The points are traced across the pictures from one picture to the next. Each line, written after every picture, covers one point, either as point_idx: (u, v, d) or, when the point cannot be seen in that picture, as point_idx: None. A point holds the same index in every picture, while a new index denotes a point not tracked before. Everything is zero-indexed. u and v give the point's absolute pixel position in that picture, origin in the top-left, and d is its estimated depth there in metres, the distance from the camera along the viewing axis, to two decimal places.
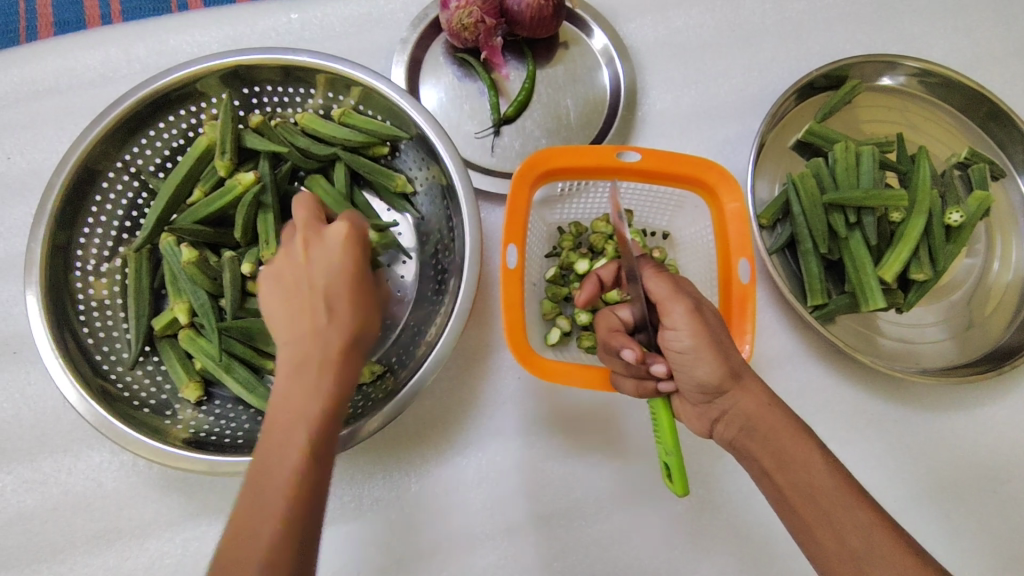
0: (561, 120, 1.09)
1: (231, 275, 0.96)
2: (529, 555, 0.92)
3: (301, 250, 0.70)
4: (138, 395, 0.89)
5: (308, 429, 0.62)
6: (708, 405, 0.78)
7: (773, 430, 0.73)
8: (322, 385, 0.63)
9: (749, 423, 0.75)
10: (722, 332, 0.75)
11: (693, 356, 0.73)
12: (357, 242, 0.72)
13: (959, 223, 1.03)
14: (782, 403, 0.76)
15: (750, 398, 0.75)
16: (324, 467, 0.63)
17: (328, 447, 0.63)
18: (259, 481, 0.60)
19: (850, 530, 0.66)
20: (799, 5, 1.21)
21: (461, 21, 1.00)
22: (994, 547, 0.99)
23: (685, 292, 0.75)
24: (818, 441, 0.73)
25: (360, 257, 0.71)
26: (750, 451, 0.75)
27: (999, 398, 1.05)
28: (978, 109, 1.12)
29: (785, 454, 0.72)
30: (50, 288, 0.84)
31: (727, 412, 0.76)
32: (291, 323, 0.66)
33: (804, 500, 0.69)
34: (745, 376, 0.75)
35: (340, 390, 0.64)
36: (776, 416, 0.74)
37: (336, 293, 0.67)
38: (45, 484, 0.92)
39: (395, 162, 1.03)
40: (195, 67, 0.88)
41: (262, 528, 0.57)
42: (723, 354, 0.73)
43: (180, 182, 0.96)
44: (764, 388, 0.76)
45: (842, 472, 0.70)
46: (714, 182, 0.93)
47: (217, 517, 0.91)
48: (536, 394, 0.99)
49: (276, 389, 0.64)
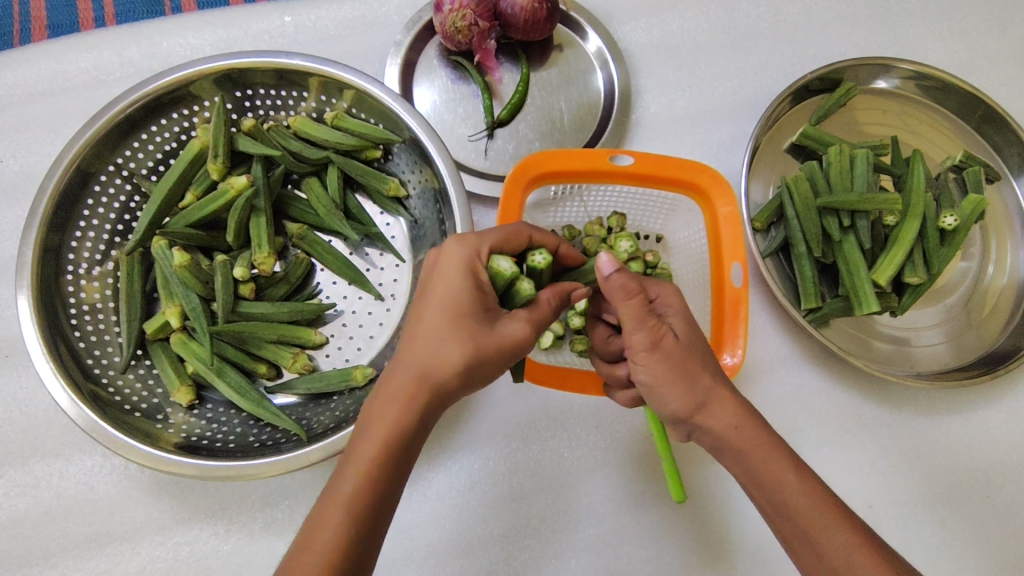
0: (555, 123, 1.08)
1: (223, 278, 0.94)
2: (522, 560, 0.92)
3: (425, 273, 0.73)
4: (130, 399, 0.89)
5: (369, 459, 0.63)
6: (678, 426, 0.76)
7: (745, 452, 0.71)
8: (387, 417, 0.65)
9: (720, 442, 0.73)
10: (687, 359, 0.72)
11: (656, 389, 0.73)
12: (464, 266, 0.71)
13: (954, 227, 1.02)
14: (756, 419, 0.73)
15: (718, 420, 0.72)
16: (381, 502, 0.62)
17: (393, 474, 0.63)
18: (327, 494, 0.62)
19: (829, 551, 0.66)
20: (794, 8, 1.21)
21: (454, 24, 1.00)
22: (990, 552, 0.98)
23: (649, 327, 0.71)
24: (794, 457, 0.72)
25: (463, 283, 0.70)
26: (726, 465, 0.75)
27: (994, 402, 1.05)
28: (973, 112, 1.12)
29: (760, 476, 0.71)
30: (42, 291, 0.84)
31: (696, 433, 0.75)
32: (400, 343, 0.70)
33: (782, 519, 0.70)
34: (713, 402, 0.72)
35: (403, 423, 0.65)
36: (748, 437, 0.71)
37: (427, 318, 0.69)
38: (37, 488, 0.91)
39: (388, 165, 1.03)
40: (188, 70, 0.88)
41: (312, 542, 0.59)
42: (687, 383, 0.72)
43: (172, 186, 0.96)
44: (733, 407, 0.72)
45: (818, 488, 0.70)
46: (706, 185, 0.94)
47: (209, 522, 0.91)
48: (529, 399, 0.98)
49: (367, 404, 0.68)
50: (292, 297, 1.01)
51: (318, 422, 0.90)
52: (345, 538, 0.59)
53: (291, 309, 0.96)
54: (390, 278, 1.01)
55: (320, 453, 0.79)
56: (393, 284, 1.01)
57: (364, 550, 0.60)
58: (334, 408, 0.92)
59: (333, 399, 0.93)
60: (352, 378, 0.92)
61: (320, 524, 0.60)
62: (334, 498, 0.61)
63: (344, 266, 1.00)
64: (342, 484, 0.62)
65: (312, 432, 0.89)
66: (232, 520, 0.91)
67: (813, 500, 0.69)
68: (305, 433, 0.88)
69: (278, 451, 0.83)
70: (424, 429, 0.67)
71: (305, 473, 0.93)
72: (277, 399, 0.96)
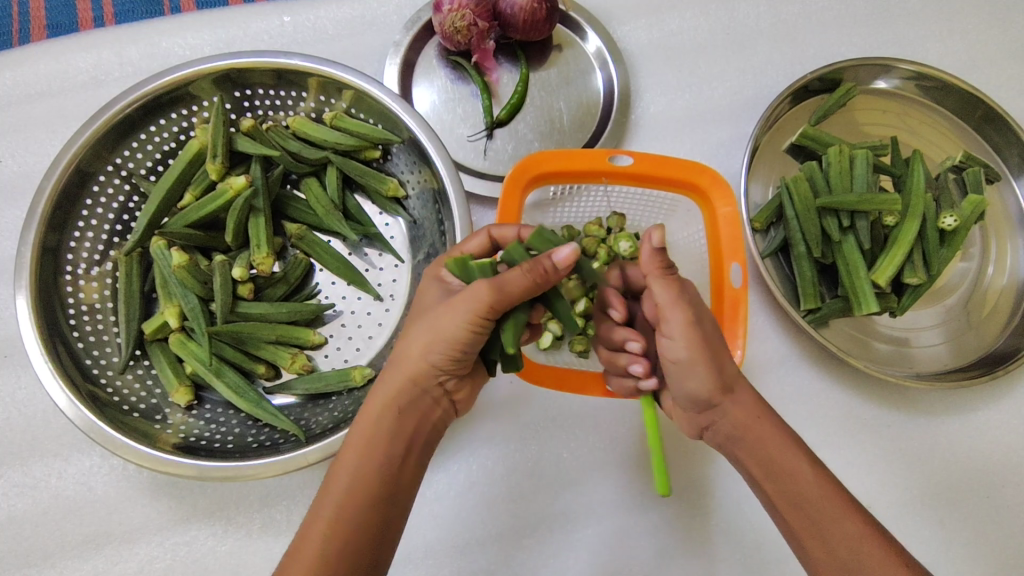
0: (554, 123, 1.08)
1: (222, 279, 0.94)
2: (521, 560, 0.92)
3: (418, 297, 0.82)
4: (128, 400, 0.89)
5: (352, 461, 0.68)
6: (697, 414, 0.78)
7: (760, 441, 0.73)
8: (368, 410, 0.71)
9: (737, 433, 0.75)
10: (719, 341, 0.75)
11: (688, 368, 0.74)
12: (431, 276, 0.78)
13: (954, 227, 1.02)
14: (774, 414, 0.75)
15: (737, 407, 0.74)
16: (369, 484, 0.67)
17: (375, 457, 0.69)
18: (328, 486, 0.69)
19: (838, 540, 0.66)
20: (794, 8, 1.20)
21: (453, 24, 1.00)
22: (989, 552, 0.98)
23: (688, 299, 0.74)
24: (809, 453, 0.73)
25: (428, 288, 0.76)
26: (737, 457, 0.76)
27: (994, 403, 1.05)
28: (973, 112, 1.11)
29: (774, 464, 0.72)
30: (40, 291, 0.84)
31: (716, 422, 0.76)
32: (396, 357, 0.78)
33: (792, 510, 0.70)
34: (739, 387, 0.75)
35: (382, 424, 0.70)
36: (764, 426, 0.73)
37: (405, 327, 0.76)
38: (35, 488, 0.91)
39: (387, 166, 1.03)
40: (186, 71, 0.88)
41: (311, 526, 0.65)
42: (716, 365, 0.74)
43: (171, 186, 0.96)
44: (753, 399, 0.75)
45: (831, 480, 0.70)
46: (706, 185, 0.94)
47: (207, 522, 0.91)
48: (529, 400, 0.98)
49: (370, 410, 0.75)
50: (291, 297, 1.00)
51: (317, 422, 0.90)
52: (335, 516, 0.65)
53: (290, 310, 0.96)
54: (389, 278, 1.01)
55: (320, 453, 0.79)
56: (392, 284, 1.01)
57: (357, 529, 0.65)
58: (332, 408, 0.92)
59: (332, 400, 0.93)
60: (351, 379, 0.92)
61: (318, 510, 0.66)
62: (329, 487, 0.68)
63: (343, 267, 1.00)
64: (335, 474, 0.68)
65: (311, 433, 0.89)
66: (231, 520, 0.91)
67: (824, 491, 0.69)
68: (303, 433, 0.88)
69: (276, 451, 0.83)
70: (407, 426, 0.72)
71: (302, 474, 0.93)
72: (276, 400, 0.96)
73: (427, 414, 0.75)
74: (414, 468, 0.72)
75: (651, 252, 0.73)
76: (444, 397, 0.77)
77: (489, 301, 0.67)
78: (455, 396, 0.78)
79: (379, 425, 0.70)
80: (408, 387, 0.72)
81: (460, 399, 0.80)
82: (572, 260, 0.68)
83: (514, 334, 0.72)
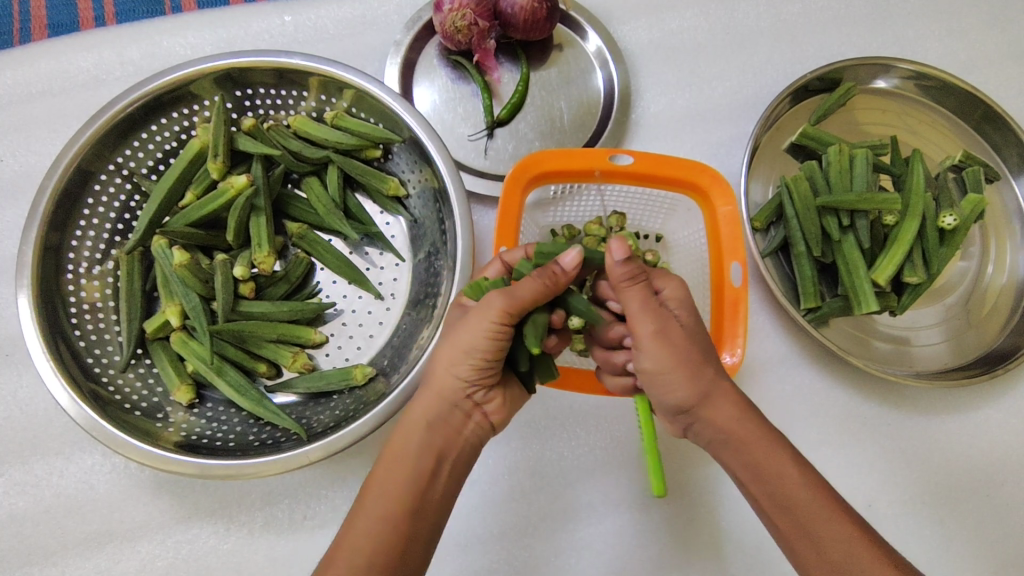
0: (554, 123, 1.08)
1: (223, 277, 0.94)
2: (522, 559, 0.92)
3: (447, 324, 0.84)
4: (130, 398, 0.89)
5: (382, 477, 0.69)
6: (677, 418, 0.76)
7: (743, 444, 0.72)
8: (400, 430, 0.72)
9: (720, 437, 0.73)
10: (691, 346, 0.72)
11: (662, 378, 0.73)
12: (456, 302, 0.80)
13: (954, 226, 1.02)
14: (757, 415, 0.74)
15: (715, 410, 0.73)
16: (401, 500, 0.68)
17: (406, 475, 0.69)
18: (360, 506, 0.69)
19: (829, 542, 0.67)
20: (793, 8, 1.21)
21: (453, 24, 1.00)
22: (989, 551, 0.98)
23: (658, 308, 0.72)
24: (794, 453, 0.72)
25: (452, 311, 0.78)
26: (723, 460, 0.75)
27: (993, 402, 1.05)
28: (973, 112, 1.12)
29: (761, 468, 0.71)
30: (42, 290, 0.84)
31: (697, 426, 0.75)
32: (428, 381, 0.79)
33: (781, 513, 0.70)
34: (716, 392, 0.73)
35: (412, 440, 0.71)
36: (747, 430, 0.72)
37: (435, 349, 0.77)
38: (37, 487, 0.92)
39: (388, 165, 1.03)
40: (188, 70, 0.89)
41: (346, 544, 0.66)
42: (690, 373, 0.71)
43: (173, 184, 0.96)
44: (730, 399, 0.73)
45: (818, 481, 0.70)
46: (706, 184, 0.94)
47: (208, 520, 0.91)
48: (529, 399, 0.99)
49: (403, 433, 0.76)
50: (292, 296, 1.01)
51: (318, 421, 0.90)
52: (369, 533, 0.66)
53: (290, 308, 0.97)
54: (390, 277, 1.01)
55: (321, 451, 0.79)
56: (393, 283, 1.01)
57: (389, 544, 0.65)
58: (334, 406, 0.92)
59: (333, 398, 0.94)
60: (352, 377, 0.92)
61: (351, 529, 0.67)
62: (363, 505, 0.68)
63: (344, 266, 1.00)
64: (369, 493, 0.69)
65: (312, 431, 0.89)
66: (232, 519, 0.91)
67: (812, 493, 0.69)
68: (305, 432, 0.88)
69: (277, 449, 0.83)
70: (437, 441, 0.72)
71: (304, 472, 0.93)
72: (277, 398, 0.96)
73: (460, 430, 0.74)
74: (447, 483, 0.72)
75: (619, 263, 0.71)
76: (477, 412, 0.75)
77: (504, 307, 0.68)
78: (490, 411, 0.76)
79: (409, 440, 0.71)
80: (437, 402, 0.72)
81: (495, 416, 0.77)
82: (578, 263, 0.72)
83: (536, 333, 0.71)
